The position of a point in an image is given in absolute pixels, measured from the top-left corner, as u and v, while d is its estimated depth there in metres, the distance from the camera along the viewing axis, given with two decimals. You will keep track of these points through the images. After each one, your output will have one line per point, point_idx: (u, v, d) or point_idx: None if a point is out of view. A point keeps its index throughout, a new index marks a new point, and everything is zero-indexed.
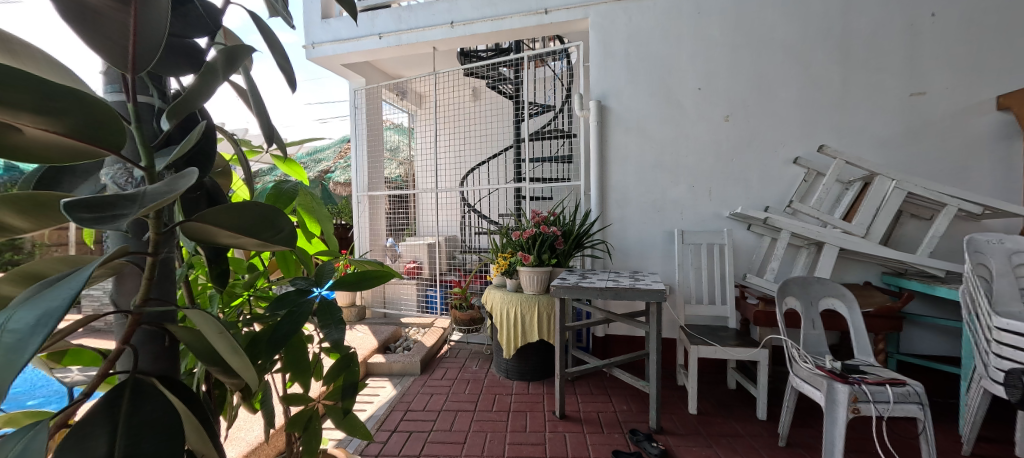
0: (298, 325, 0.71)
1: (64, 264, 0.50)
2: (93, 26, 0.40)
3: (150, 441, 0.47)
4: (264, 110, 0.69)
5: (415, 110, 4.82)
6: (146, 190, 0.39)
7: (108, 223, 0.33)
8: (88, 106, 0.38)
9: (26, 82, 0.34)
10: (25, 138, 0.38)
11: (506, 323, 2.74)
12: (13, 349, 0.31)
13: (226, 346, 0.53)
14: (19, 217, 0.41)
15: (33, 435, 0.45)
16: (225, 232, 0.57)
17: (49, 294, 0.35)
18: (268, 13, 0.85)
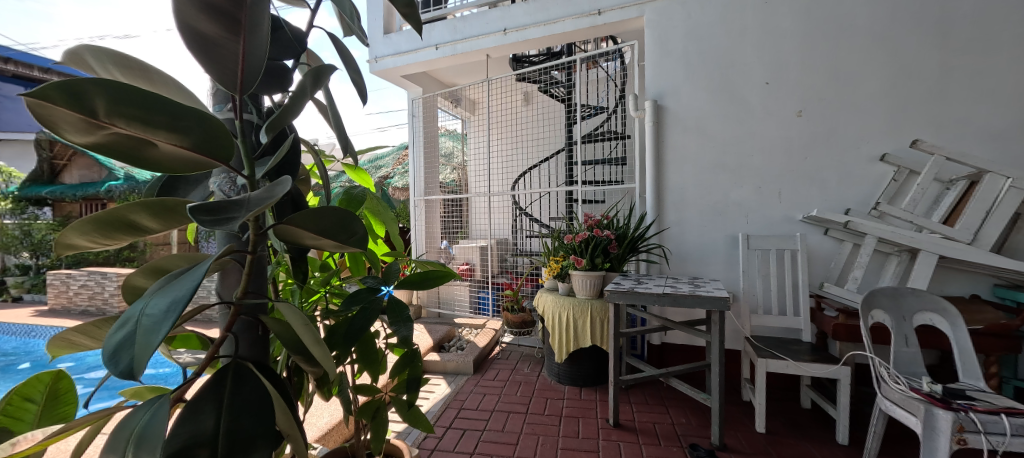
0: (369, 320, 0.77)
1: (183, 260, 0.58)
2: (210, 54, 0.46)
3: (248, 418, 0.53)
4: (342, 124, 0.75)
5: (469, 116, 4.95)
6: (250, 196, 0.44)
7: (221, 225, 0.38)
8: (206, 124, 0.42)
9: (160, 104, 0.39)
10: (159, 152, 0.44)
11: (559, 327, 2.72)
12: (151, 331, 0.36)
13: (311, 338, 0.58)
14: (151, 219, 0.48)
15: (156, 407, 0.52)
16: (308, 233, 0.63)
17: (175, 285, 0.40)
18: (342, 32, 0.93)
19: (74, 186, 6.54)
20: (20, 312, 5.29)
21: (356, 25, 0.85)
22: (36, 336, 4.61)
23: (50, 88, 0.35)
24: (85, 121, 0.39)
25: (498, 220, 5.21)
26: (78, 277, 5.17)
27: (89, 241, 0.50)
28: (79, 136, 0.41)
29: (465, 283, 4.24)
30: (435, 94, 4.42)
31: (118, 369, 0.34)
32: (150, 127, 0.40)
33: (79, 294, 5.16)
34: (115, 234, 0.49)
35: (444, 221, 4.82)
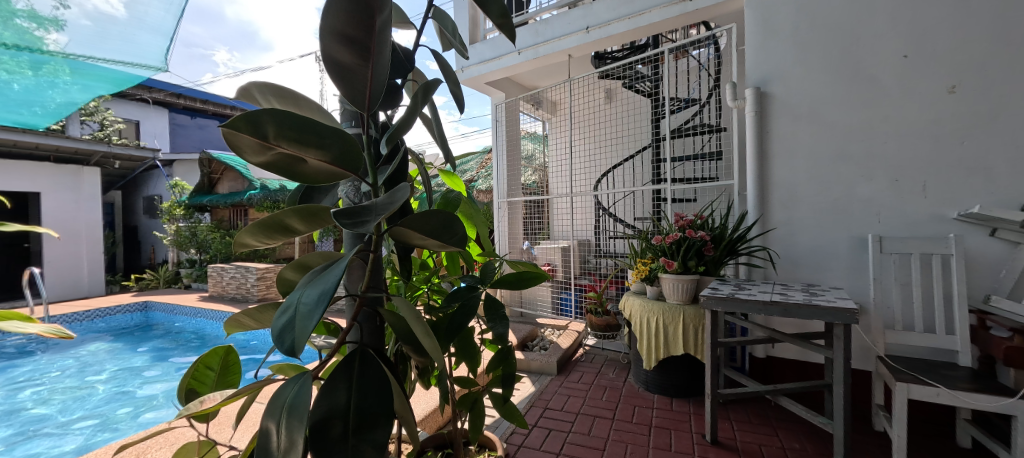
0: (469, 317, 0.80)
1: (320, 257, 0.67)
2: (345, 78, 0.53)
3: (373, 397, 0.60)
4: (444, 133, 0.80)
5: (550, 118, 4.96)
6: (377, 203, 0.49)
7: (358, 229, 0.43)
8: (342, 141, 0.49)
9: (310, 125, 0.46)
10: (309, 167, 0.51)
11: (649, 333, 2.58)
12: (307, 317, 0.42)
13: (421, 330, 0.64)
14: (300, 222, 0.56)
15: (302, 382, 0.61)
16: (417, 234, 0.68)
17: (321, 278, 0.47)
18: (442, 48, 1.01)
19: (225, 195, 7.95)
20: (190, 297, 6.56)
21: (456, 40, 0.90)
22: (201, 317, 5.69)
23: (238, 118, 0.43)
24: (258, 144, 0.47)
25: (580, 221, 5.16)
26: (229, 270, 6.26)
27: (256, 241, 0.61)
28: (254, 156, 0.49)
29: (547, 284, 4.26)
30: (518, 97, 4.52)
31: (285, 349, 0.41)
32: (302, 146, 0.47)
33: (230, 284, 6.25)
34: (274, 236, 0.58)
35: (526, 222, 4.88)
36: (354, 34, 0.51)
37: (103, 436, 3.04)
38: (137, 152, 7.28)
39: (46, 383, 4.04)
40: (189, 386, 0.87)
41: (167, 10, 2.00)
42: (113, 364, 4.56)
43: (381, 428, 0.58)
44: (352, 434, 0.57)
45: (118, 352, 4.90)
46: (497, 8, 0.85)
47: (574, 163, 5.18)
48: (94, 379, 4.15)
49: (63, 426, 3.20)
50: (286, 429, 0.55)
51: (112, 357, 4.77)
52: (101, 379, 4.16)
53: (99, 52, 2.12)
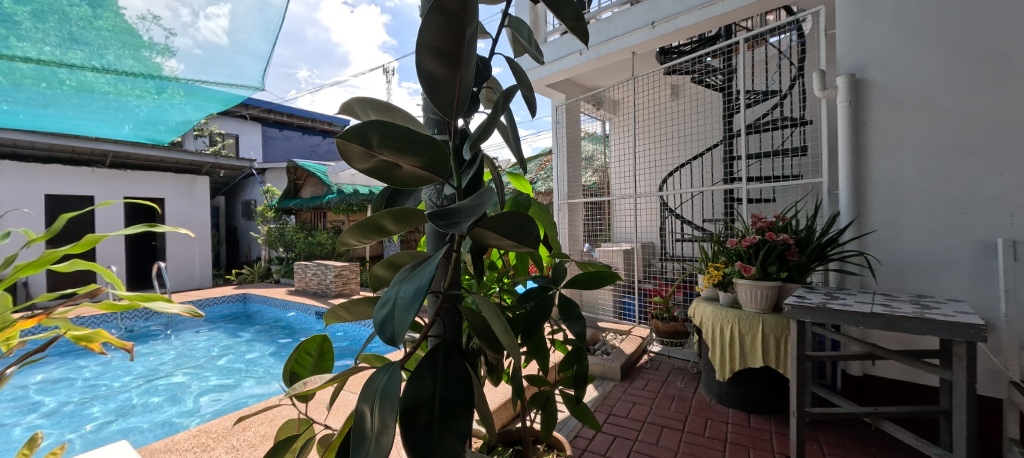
0: (543, 316, 0.81)
1: (408, 256, 0.72)
2: (435, 90, 0.56)
3: (455, 388, 0.64)
4: (517, 138, 0.83)
5: (612, 117, 4.83)
6: (464, 206, 0.51)
7: (451, 229, 0.46)
8: (434, 148, 0.52)
9: (407, 135, 0.50)
10: (403, 173, 0.55)
11: (723, 342, 2.41)
12: (405, 310, 0.45)
13: (501, 326, 0.66)
14: (393, 223, 0.61)
15: (392, 370, 0.66)
16: (495, 235, 0.70)
17: (416, 276, 0.51)
18: (515, 55, 1.02)
19: (309, 199, 8.76)
20: (279, 290, 7.31)
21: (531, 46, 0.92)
22: (289, 309, 6.32)
23: (350, 130, 0.48)
24: (363, 153, 0.52)
25: (644, 222, 4.98)
26: (312, 268, 6.89)
27: (355, 240, 0.67)
28: (359, 164, 0.54)
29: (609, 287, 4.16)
30: (579, 98, 4.48)
31: (386, 338, 0.45)
32: (400, 155, 0.51)
33: (313, 281, 6.87)
34: (370, 236, 0.64)
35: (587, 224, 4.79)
36: (446, 48, 0.54)
37: (214, 411, 3.49)
38: (238, 163, 8.25)
39: (169, 361, 4.71)
40: (292, 369, 0.99)
41: (261, 37, 2.22)
42: (219, 348, 5.20)
43: (463, 419, 0.61)
44: (438, 422, 0.61)
45: (222, 338, 5.59)
46: (570, 11, 0.86)
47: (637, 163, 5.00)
48: (205, 361, 4.77)
49: (182, 400, 3.71)
50: (379, 412, 0.60)
51: (219, 341, 5.46)
52: (210, 360, 4.77)
53: (205, 76, 2.42)
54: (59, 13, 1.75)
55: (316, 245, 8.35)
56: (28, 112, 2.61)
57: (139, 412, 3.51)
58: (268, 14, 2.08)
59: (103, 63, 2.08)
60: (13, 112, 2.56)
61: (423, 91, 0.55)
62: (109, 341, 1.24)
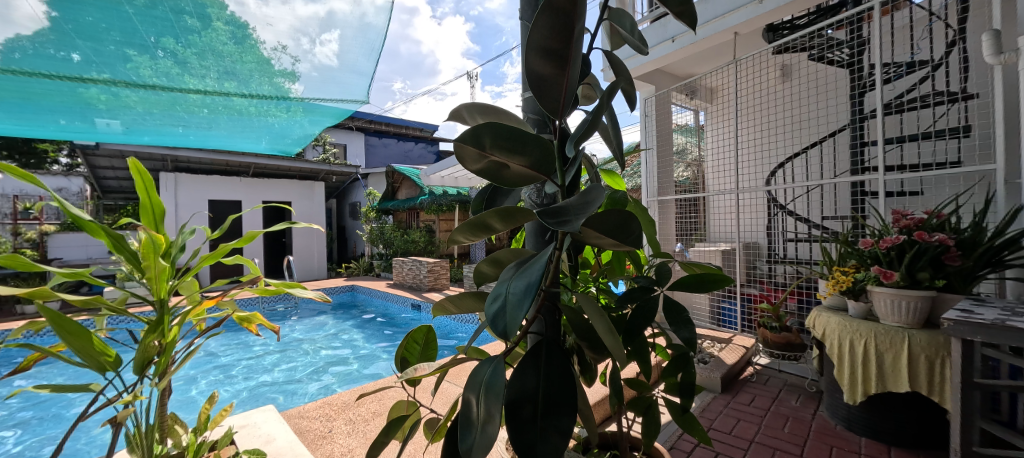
0: (648, 318, 0.77)
1: (512, 254, 0.74)
2: (542, 90, 0.57)
3: (559, 386, 0.64)
4: (618, 132, 0.80)
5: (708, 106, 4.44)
6: (573, 203, 0.51)
7: (563, 225, 0.46)
8: (541, 145, 0.53)
9: (516, 134, 0.52)
10: (511, 173, 0.57)
11: (855, 359, 2.07)
12: (517, 305, 0.47)
13: (605, 327, 0.65)
14: (500, 222, 0.63)
15: (496, 363, 0.69)
16: (597, 234, 0.68)
17: (525, 272, 0.52)
18: (612, 47, 0.99)
19: (405, 200, 9.53)
20: (381, 283, 8.07)
21: (632, 36, 0.87)
22: (390, 300, 6.95)
23: (466, 133, 0.51)
24: (476, 154, 0.54)
25: (747, 221, 4.49)
26: (408, 263, 7.49)
27: (464, 238, 0.71)
28: (472, 165, 0.57)
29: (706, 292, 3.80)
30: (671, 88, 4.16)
31: (499, 331, 0.46)
32: (509, 155, 0.53)
33: (409, 275, 7.46)
34: (478, 234, 0.67)
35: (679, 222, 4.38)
36: (556, 47, 0.55)
37: (332, 388, 3.98)
38: (348, 169, 9.28)
39: (294, 341, 5.48)
40: (402, 355, 1.08)
41: (363, 54, 2.43)
42: (332, 332, 5.92)
43: (566, 418, 0.61)
44: (541, 417, 0.62)
45: (335, 323, 6.35)
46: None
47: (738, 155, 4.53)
48: (321, 343, 5.45)
49: (306, 376, 4.30)
50: (485, 402, 0.63)
51: (333, 326, 6.21)
52: (325, 343, 5.45)
53: (324, 95, 2.76)
54: (214, 51, 2.15)
55: (411, 243, 9.06)
56: (196, 133, 3.24)
57: (272, 384, 4.13)
58: (372, 35, 2.27)
59: (246, 88, 2.50)
60: (186, 133, 3.19)
61: (531, 92, 0.56)
62: (262, 322, 1.48)
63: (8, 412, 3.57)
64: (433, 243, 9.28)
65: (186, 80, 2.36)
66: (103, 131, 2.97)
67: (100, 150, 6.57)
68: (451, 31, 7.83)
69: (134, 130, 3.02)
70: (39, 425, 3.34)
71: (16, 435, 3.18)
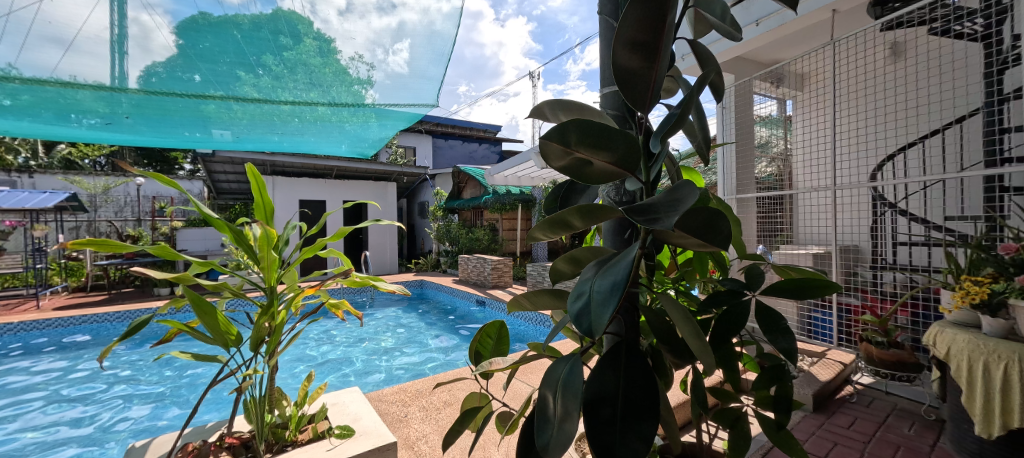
0: (738, 325, 0.71)
1: (588, 252, 0.72)
2: (627, 84, 0.56)
3: (640, 389, 0.62)
4: (704, 125, 0.75)
5: (797, 94, 4.00)
6: (661, 201, 0.49)
7: (654, 222, 0.44)
8: (628, 141, 0.52)
9: (602, 131, 0.51)
10: (594, 169, 0.56)
11: (989, 385, 1.75)
12: (603, 304, 0.46)
13: (693, 331, 0.62)
14: (580, 219, 0.63)
15: (573, 363, 0.68)
16: (682, 237, 0.64)
17: (610, 270, 0.51)
18: (694, 34, 0.92)
19: (470, 199, 9.84)
20: (448, 279, 8.42)
21: (723, 21, 0.81)
22: (456, 296, 7.23)
23: (552, 130, 0.51)
24: (561, 151, 0.54)
25: (846, 221, 3.98)
26: (473, 261, 7.73)
27: (542, 236, 0.71)
28: (556, 161, 0.57)
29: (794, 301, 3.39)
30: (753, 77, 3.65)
31: (584, 329, 0.45)
32: (593, 152, 0.53)
33: (473, 272, 7.70)
34: (556, 232, 0.67)
35: (761, 223, 3.98)
36: (645, 40, 0.53)
37: (403, 376, 4.25)
38: (418, 170, 9.79)
39: (370, 331, 5.92)
40: (476, 349, 1.11)
41: (430, 60, 2.57)
42: (403, 324, 6.30)
43: (648, 422, 0.58)
44: (621, 420, 0.59)
45: (406, 316, 6.75)
46: None
47: (832, 147, 4.04)
48: (393, 333, 5.83)
49: (381, 363, 4.63)
50: (562, 400, 0.63)
51: (404, 318, 6.62)
52: (397, 333, 5.82)
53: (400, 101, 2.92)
54: (303, 65, 2.39)
55: (475, 241, 9.32)
56: (289, 140, 3.61)
57: (352, 368, 4.50)
58: (438, 42, 2.44)
59: (330, 100, 2.75)
60: (281, 140, 3.57)
61: (618, 86, 0.55)
62: (348, 311, 1.63)
63: (149, 378, 4.27)
64: (497, 241, 9.46)
65: (280, 93, 2.63)
66: (216, 142, 3.42)
67: (216, 158, 7.60)
68: (513, 32, 7.89)
69: (241, 139, 3.44)
70: (170, 391, 3.95)
71: (154, 398, 3.80)
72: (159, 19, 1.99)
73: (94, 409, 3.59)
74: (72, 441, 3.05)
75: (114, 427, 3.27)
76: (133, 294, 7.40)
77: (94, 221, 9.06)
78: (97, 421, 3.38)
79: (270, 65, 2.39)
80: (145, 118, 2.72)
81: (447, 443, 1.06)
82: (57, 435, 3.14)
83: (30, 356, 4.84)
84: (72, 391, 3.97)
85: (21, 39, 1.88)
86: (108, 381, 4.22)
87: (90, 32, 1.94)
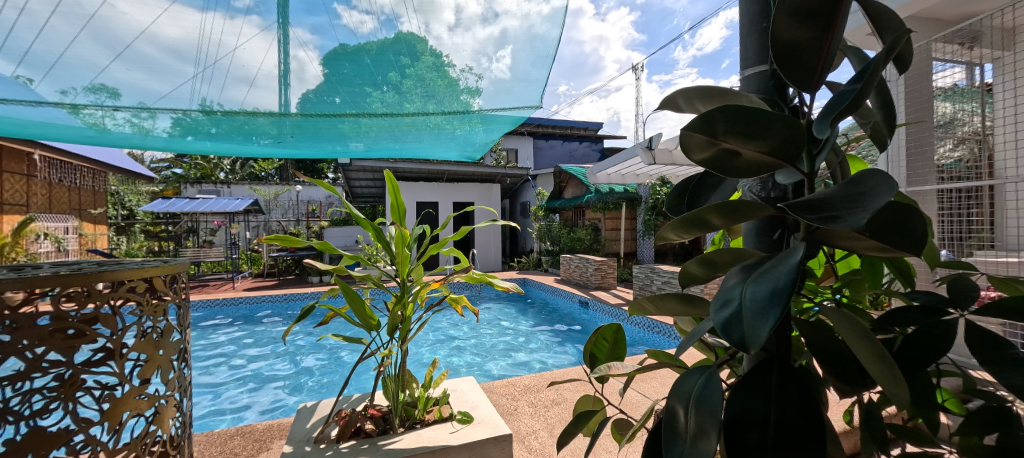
0: (938, 353, 0.56)
1: (729, 254, 0.63)
2: (788, 58, 0.53)
3: (797, 415, 0.52)
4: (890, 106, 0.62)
5: (1001, 56, 3.06)
6: (838, 200, 0.43)
7: (833, 222, 0.39)
8: (791, 130, 0.45)
9: (758, 117, 0.45)
10: (742, 161, 0.51)
11: None
12: (759, 314, 0.40)
13: (872, 352, 0.51)
14: (720, 219, 0.56)
15: (707, 376, 0.61)
16: (860, 245, 0.52)
17: (766, 275, 0.45)
18: None
19: (572, 199, 9.76)
20: (549, 278, 8.49)
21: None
22: (558, 295, 7.25)
23: (696, 120, 0.47)
24: (704, 142, 0.49)
25: None
26: (575, 261, 7.66)
27: (675, 236, 0.65)
28: (697, 155, 0.52)
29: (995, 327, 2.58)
30: (934, 38, 2.86)
31: (734, 340, 0.40)
32: (744, 143, 0.48)
33: (574, 272, 7.63)
34: (691, 231, 0.61)
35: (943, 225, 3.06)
36: (815, 8, 0.50)
37: (506, 372, 4.40)
38: (522, 171, 10.05)
39: (475, 326, 6.27)
40: (591, 351, 1.08)
41: (533, 63, 2.60)
42: (506, 321, 6.53)
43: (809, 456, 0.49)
44: (772, 448, 0.51)
45: (508, 313, 7.00)
46: None
47: None
48: (496, 329, 6.09)
49: (485, 358, 4.87)
50: (696, 415, 0.56)
51: (507, 316, 6.86)
52: (500, 330, 6.07)
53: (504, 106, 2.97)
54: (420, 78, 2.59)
55: (577, 241, 9.22)
56: (409, 148, 4.00)
57: (459, 360, 4.81)
58: (541, 46, 2.48)
59: (444, 111, 2.91)
60: (402, 148, 3.97)
61: (777, 60, 0.53)
62: (466, 304, 1.73)
63: (302, 354, 5.14)
64: (599, 242, 9.26)
65: (405, 106, 2.84)
66: (352, 153, 3.94)
67: (352, 167, 8.81)
68: (615, 25, 7.56)
69: (372, 149, 3.91)
70: (317, 366, 4.70)
71: (306, 372, 4.54)
72: (311, 53, 2.47)
73: (267, 376, 4.46)
74: (253, 400, 3.83)
75: (281, 392, 4.03)
76: (293, 281, 9.02)
77: (268, 222, 11.28)
78: (268, 386, 4.18)
79: (394, 81, 2.64)
80: (304, 136, 3.27)
81: (561, 444, 1.05)
82: (243, 394, 3.97)
83: (228, 327, 6.22)
84: (252, 358, 4.98)
85: (224, 81, 2.47)
86: (275, 352, 5.20)
87: (267, 69, 2.44)
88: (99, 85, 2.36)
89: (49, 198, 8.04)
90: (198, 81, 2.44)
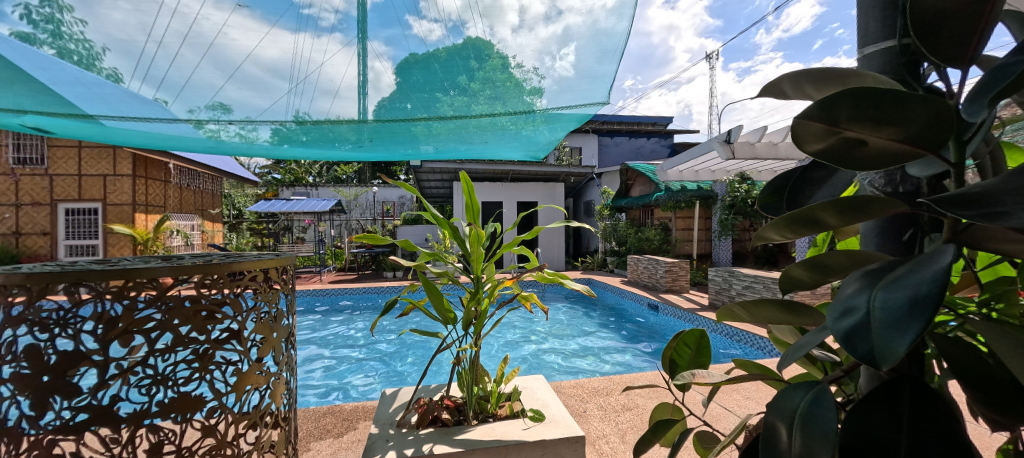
0: None
1: (844, 256, 0.56)
2: (930, 30, 0.47)
3: (932, 445, 0.45)
4: None
5: None
6: (1001, 194, 0.36)
7: (999, 219, 0.33)
8: (937, 111, 0.39)
9: (893, 98, 0.40)
10: (869, 150, 0.45)
11: None
12: (894, 325, 0.35)
13: None
14: (835, 217, 0.50)
15: (816, 392, 0.55)
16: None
17: (901, 281, 0.39)
18: None
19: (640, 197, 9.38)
20: (615, 280, 8.25)
21: None
22: (625, 298, 7.01)
23: (815, 105, 0.42)
24: (824, 130, 0.44)
25: None
26: (643, 262, 7.35)
27: (778, 235, 0.59)
28: (812, 145, 0.47)
29: None
30: None
31: (861, 352, 0.35)
32: (873, 129, 0.42)
33: (642, 274, 7.33)
34: (800, 230, 0.55)
35: None
36: None
37: (569, 373, 4.35)
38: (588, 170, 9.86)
39: (537, 326, 6.28)
40: (671, 357, 1.02)
41: (599, 59, 2.53)
42: (568, 322, 6.47)
43: None
44: None
45: (571, 314, 6.91)
46: None
47: None
48: (558, 330, 6.06)
49: (548, 359, 4.86)
50: (802, 437, 0.50)
51: (570, 317, 6.78)
52: (563, 331, 6.01)
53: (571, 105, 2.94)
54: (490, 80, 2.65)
55: (645, 241, 8.84)
56: (476, 149, 4.11)
57: (522, 359, 4.85)
58: (609, 41, 2.42)
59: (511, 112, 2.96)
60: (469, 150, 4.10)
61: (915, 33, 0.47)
62: (535, 302, 1.74)
63: (378, 344, 5.52)
64: (669, 242, 8.79)
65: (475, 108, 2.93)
66: (423, 154, 4.16)
67: (422, 168, 9.27)
68: (687, 12, 7.08)
69: (442, 151, 4.08)
70: (391, 356, 5.03)
71: (381, 361, 4.87)
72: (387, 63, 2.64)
73: (348, 362, 4.86)
74: (336, 383, 4.20)
75: (359, 378, 4.36)
76: (370, 276, 9.73)
77: (349, 221, 12.30)
78: (349, 371, 4.55)
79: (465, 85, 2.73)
80: (383, 140, 3.51)
81: (637, 451, 1.01)
82: (328, 377, 4.37)
83: (314, 317, 6.87)
84: (334, 346, 5.47)
85: (313, 94, 2.72)
86: (354, 341, 5.65)
87: (348, 81, 2.64)
88: (217, 103, 2.73)
89: (179, 200, 9.48)
90: (293, 95, 2.71)
